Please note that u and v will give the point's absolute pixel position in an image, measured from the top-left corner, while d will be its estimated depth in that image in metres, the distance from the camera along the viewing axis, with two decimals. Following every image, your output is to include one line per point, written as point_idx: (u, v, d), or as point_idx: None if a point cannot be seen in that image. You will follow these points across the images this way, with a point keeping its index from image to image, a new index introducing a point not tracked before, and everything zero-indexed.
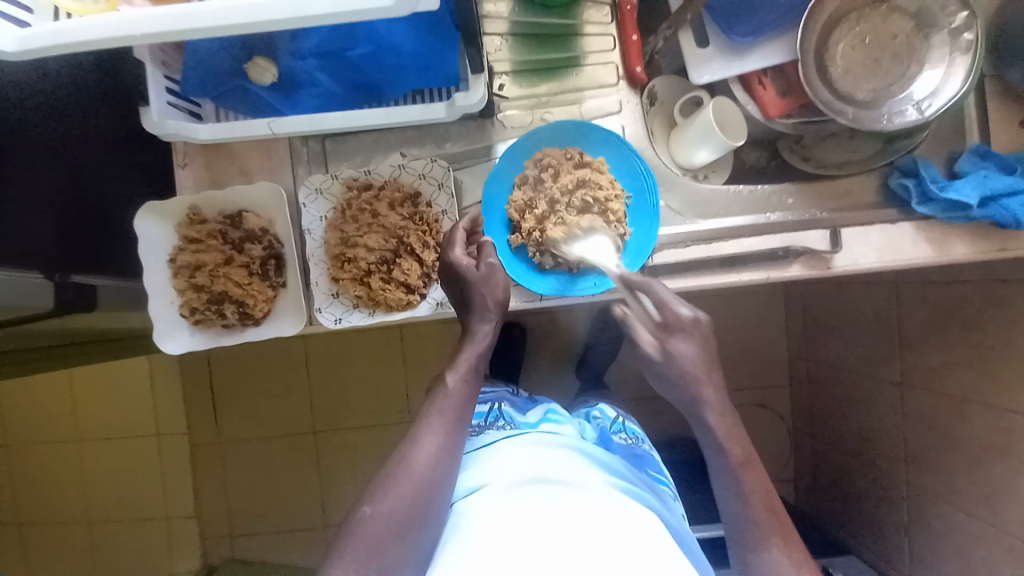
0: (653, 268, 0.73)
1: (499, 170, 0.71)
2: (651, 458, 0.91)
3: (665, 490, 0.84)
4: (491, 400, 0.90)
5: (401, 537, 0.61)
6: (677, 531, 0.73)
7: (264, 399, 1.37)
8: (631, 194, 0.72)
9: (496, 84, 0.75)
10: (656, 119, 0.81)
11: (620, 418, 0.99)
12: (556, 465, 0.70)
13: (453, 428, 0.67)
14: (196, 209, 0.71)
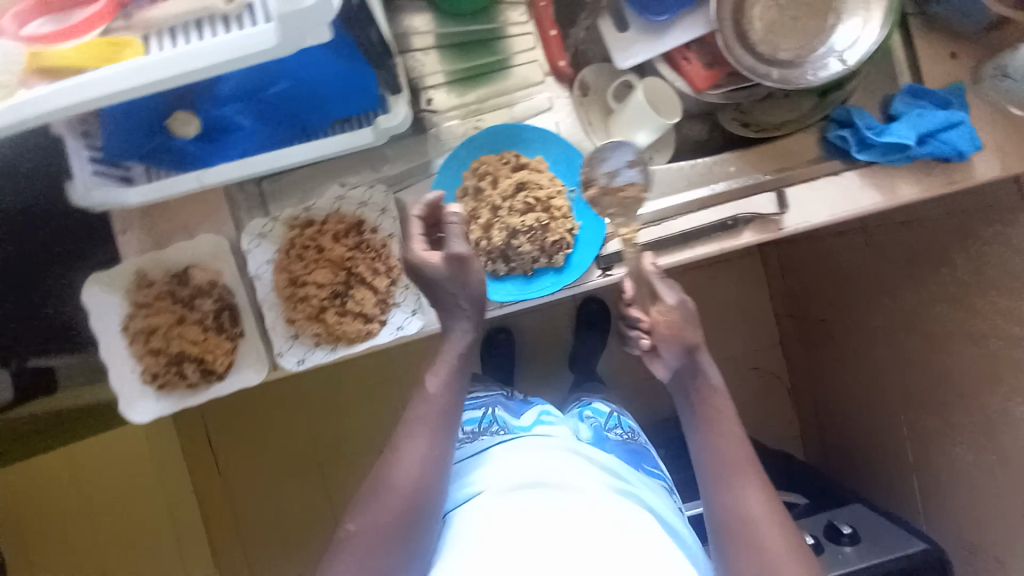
0: (608, 258, 0.71)
1: (439, 185, 0.71)
2: (646, 451, 0.91)
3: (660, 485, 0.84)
4: (485, 405, 0.89)
5: (386, 546, 0.59)
6: (668, 520, 0.72)
7: (264, 443, 1.36)
8: (574, 187, 0.72)
9: (425, 100, 0.73)
10: (592, 108, 0.81)
11: (614, 412, 0.99)
12: (546, 469, 0.70)
13: (436, 434, 0.64)
14: (142, 272, 0.70)
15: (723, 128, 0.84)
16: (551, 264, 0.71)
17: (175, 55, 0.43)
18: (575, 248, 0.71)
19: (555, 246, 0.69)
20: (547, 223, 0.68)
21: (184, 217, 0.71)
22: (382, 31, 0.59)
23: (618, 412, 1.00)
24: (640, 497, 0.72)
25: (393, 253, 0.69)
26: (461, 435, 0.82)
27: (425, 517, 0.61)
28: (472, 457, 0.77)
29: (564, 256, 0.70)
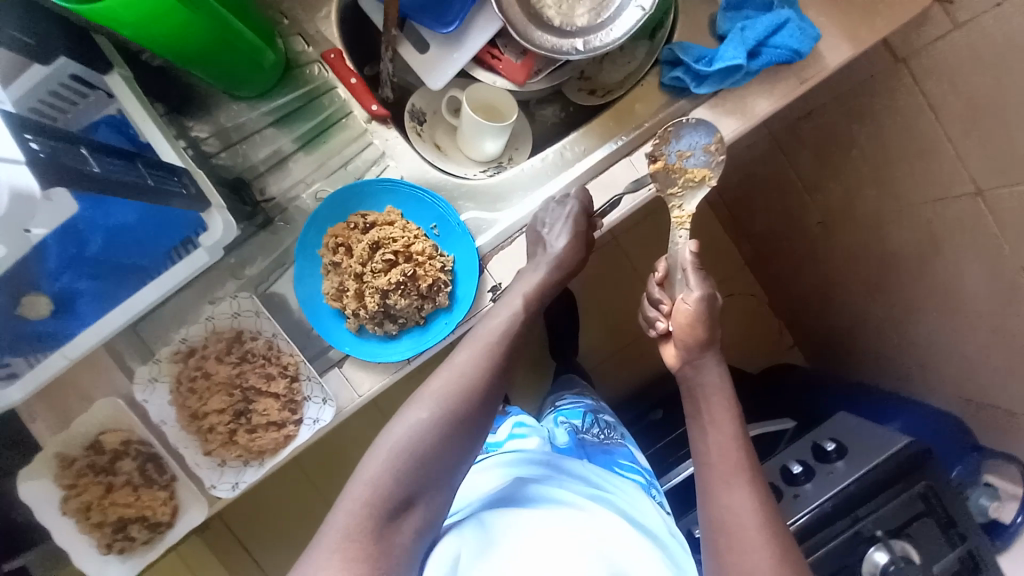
0: (497, 283, 0.71)
1: (303, 270, 0.69)
2: (624, 449, 0.91)
3: (635, 484, 0.80)
4: None
5: (416, 479, 0.51)
6: (657, 532, 0.68)
7: (300, 528, 1.30)
8: (435, 224, 0.70)
9: (261, 191, 0.73)
10: (436, 130, 0.79)
11: (593, 412, 1.01)
12: (555, 481, 0.69)
13: (479, 417, 0.57)
14: (62, 454, 0.70)
15: (574, 102, 0.82)
16: (439, 306, 0.69)
17: None
18: (457, 282, 0.69)
19: (433, 288, 0.67)
20: (416, 271, 0.66)
21: (81, 386, 0.71)
22: (169, 157, 0.58)
23: (596, 411, 1.02)
24: (623, 507, 0.69)
25: (282, 351, 0.68)
26: None
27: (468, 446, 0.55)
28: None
29: (447, 294, 0.68)
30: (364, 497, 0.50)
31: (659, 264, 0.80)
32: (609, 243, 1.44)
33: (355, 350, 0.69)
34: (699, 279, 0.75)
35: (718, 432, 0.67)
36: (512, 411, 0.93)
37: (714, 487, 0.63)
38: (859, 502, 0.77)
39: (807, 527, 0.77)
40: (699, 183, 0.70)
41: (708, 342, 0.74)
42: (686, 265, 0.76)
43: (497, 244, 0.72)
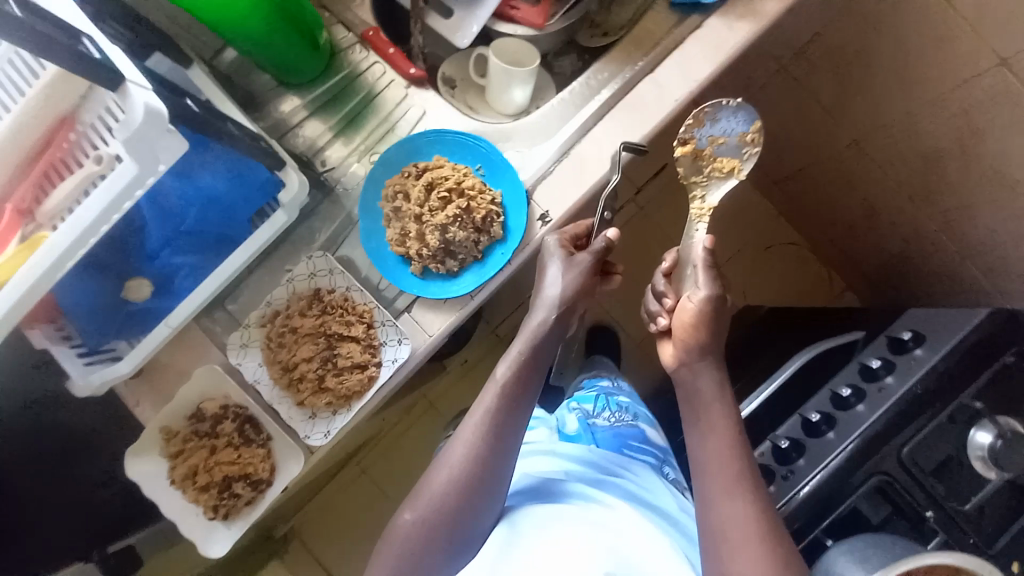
0: (546, 213, 0.74)
1: (367, 223, 0.74)
2: (635, 430, 0.98)
3: (647, 469, 0.88)
4: None
5: (444, 525, 0.70)
6: (666, 507, 0.80)
7: None
8: (480, 165, 0.75)
9: (322, 162, 0.79)
10: (465, 94, 0.85)
11: (607, 398, 1.06)
12: (568, 476, 0.80)
13: (462, 494, 0.70)
14: (166, 427, 0.75)
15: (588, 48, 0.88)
16: (493, 240, 0.73)
17: (69, 221, 0.48)
18: (507, 214, 0.74)
19: (486, 221, 0.72)
20: (470, 206, 0.71)
21: (176, 366, 0.76)
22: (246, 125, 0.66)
23: (609, 395, 1.07)
24: (636, 491, 0.80)
25: (357, 300, 0.73)
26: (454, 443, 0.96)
27: (485, 493, 0.71)
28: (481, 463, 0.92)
29: (500, 225, 0.72)
30: (408, 536, 0.71)
31: (669, 253, 0.75)
32: (638, 212, 1.46)
33: (422, 291, 0.73)
34: (709, 278, 0.70)
35: (717, 438, 0.66)
36: None
37: (714, 495, 0.64)
38: (955, 384, 0.72)
39: (901, 415, 0.72)
40: (727, 174, 0.79)
41: (709, 346, 0.69)
42: (698, 260, 0.71)
43: (538, 175, 0.75)
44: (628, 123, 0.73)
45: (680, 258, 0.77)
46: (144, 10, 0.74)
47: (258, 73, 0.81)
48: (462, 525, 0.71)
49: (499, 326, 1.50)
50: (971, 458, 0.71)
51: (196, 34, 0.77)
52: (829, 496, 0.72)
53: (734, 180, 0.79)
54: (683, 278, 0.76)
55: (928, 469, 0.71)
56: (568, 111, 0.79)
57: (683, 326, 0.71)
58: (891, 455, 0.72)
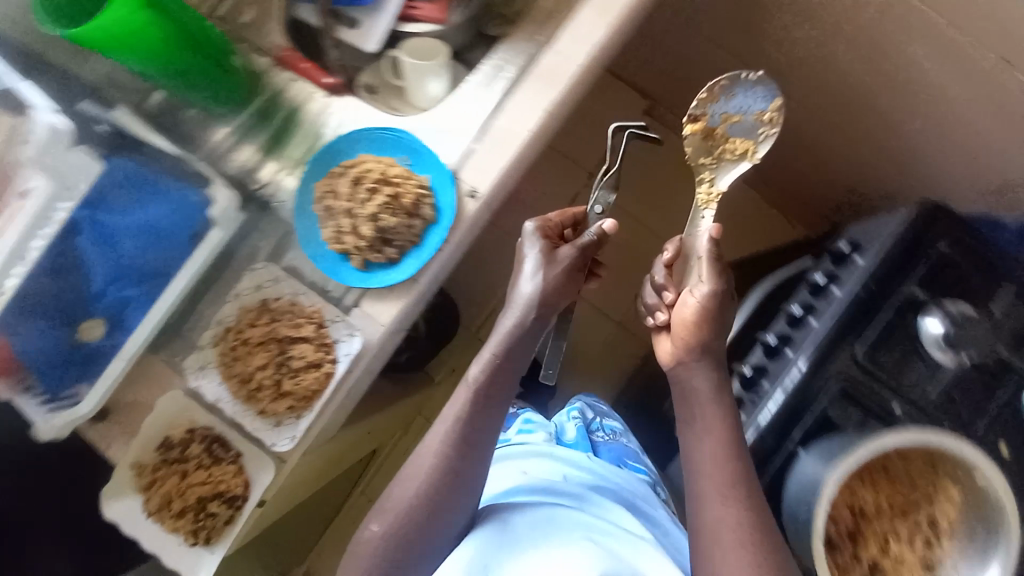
0: (473, 189, 0.76)
1: (302, 227, 0.76)
2: (626, 448, 1.08)
3: (636, 479, 0.98)
4: None
5: (426, 526, 0.76)
6: (654, 512, 0.91)
7: None
8: (405, 155, 0.78)
9: (260, 185, 0.79)
10: (387, 98, 0.88)
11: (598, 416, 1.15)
12: (565, 478, 0.88)
13: (438, 500, 0.76)
14: (137, 461, 0.75)
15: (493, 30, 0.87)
16: (427, 223, 0.74)
17: None
18: (436, 195, 0.75)
19: (416, 206, 0.74)
20: (397, 194, 0.73)
21: (144, 405, 0.77)
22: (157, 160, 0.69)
23: (603, 415, 1.16)
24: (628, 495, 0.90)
25: (304, 304, 0.74)
26: None
27: (464, 490, 0.77)
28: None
29: (430, 207, 0.74)
30: (387, 537, 0.76)
31: (670, 245, 0.79)
32: (595, 198, 1.49)
33: (366, 282, 0.74)
34: (712, 273, 0.73)
35: (712, 440, 0.70)
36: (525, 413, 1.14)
37: (710, 493, 0.68)
38: (897, 280, 0.74)
39: (852, 321, 0.73)
40: (741, 156, 0.85)
41: (708, 346, 0.72)
42: (704, 253, 0.74)
43: (461, 156, 0.77)
44: (537, 93, 0.76)
45: (684, 250, 0.81)
46: (76, 70, 0.78)
47: (187, 108, 0.81)
48: (439, 525, 0.76)
49: (480, 329, 1.52)
50: (928, 349, 0.72)
51: (123, 85, 0.79)
52: (800, 411, 0.72)
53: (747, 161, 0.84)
54: (685, 268, 0.80)
55: (890, 368, 0.72)
56: (481, 89, 0.79)
57: (678, 318, 0.75)
58: (852, 361, 0.72)
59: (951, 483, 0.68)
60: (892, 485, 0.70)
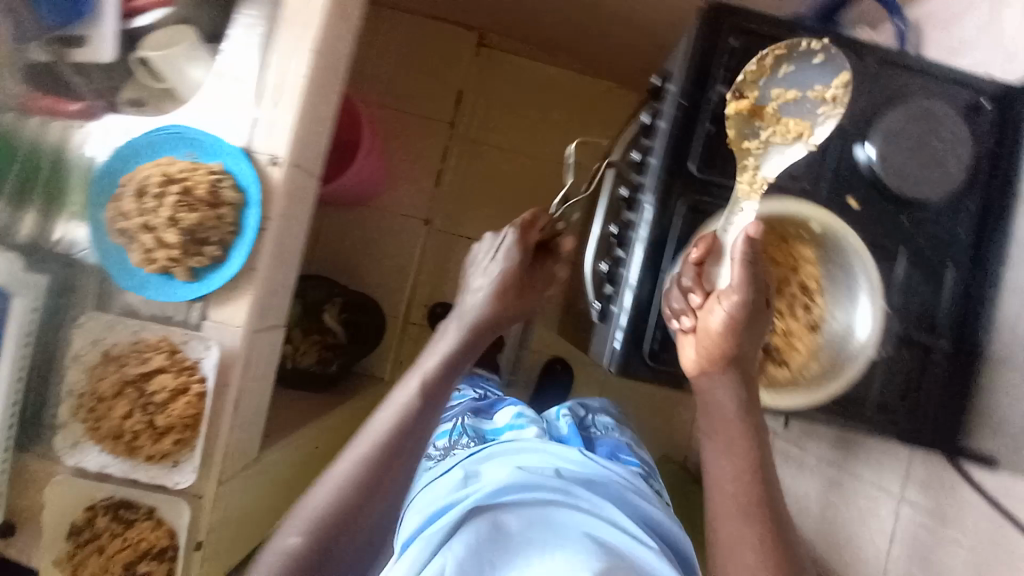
0: (270, 155, 0.69)
1: (112, 266, 0.68)
2: (621, 442, 1.02)
3: (631, 472, 0.91)
4: (455, 415, 1.01)
5: (344, 537, 0.58)
6: (655, 507, 0.83)
7: None
8: (183, 147, 0.69)
9: (58, 240, 0.73)
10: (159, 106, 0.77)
11: (590, 416, 1.07)
12: (562, 472, 0.80)
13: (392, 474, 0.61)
14: (53, 558, 0.71)
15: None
16: (236, 207, 0.68)
17: None
18: (234, 173, 0.68)
19: (215, 192, 0.67)
20: (188, 188, 0.66)
21: (40, 507, 0.73)
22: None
23: (594, 414, 1.08)
24: (629, 494, 0.81)
25: (148, 338, 0.69)
26: (435, 452, 0.96)
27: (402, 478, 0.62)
28: (453, 467, 0.83)
29: (230, 189, 0.67)
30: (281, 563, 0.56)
31: (698, 241, 0.64)
32: (465, 144, 1.45)
33: (199, 292, 0.68)
34: (744, 275, 0.61)
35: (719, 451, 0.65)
36: (509, 400, 1.05)
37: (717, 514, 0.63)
38: (700, 85, 0.72)
39: (675, 142, 0.72)
40: (794, 140, 0.70)
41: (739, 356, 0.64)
42: (737, 254, 0.61)
43: (246, 129, 0.69)
44: (290, 35, 0.69)
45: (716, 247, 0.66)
46: None
47: None
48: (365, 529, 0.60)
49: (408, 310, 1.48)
50: (750, 139, 0.71)
51: None
52: (661, 243, 0.73)
53: (802, 145, 0.70)
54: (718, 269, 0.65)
55: (724, 173, 0.72)
56: (240, 50, 0.70)
57: (712, 333, 0.64)
58: (688, 179, 0.72)
59: (798, 237, 0.67)
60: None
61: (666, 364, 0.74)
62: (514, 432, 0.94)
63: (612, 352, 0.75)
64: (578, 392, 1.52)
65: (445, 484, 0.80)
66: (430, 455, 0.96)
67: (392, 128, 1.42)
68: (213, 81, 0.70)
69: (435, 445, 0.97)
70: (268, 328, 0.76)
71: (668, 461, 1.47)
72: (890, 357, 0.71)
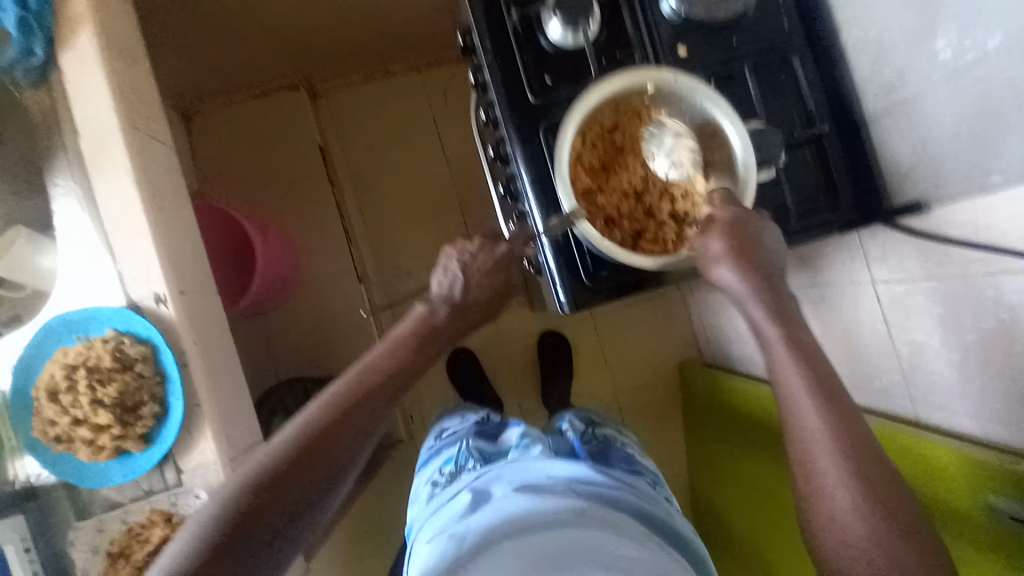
0: (158, 295, 0.69)
1: (71, 472, 0.67)
2: (646, 477, 0.80)
3: (633, 478, 0.77)
4: (458, 441, 0.83)
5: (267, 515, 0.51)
6: (660, 499, 0.75)
7: None
8: (73, 334, 0.68)
9: (14, 480, 0.70)
10: (33, 310, 0.74)
11: (591, 429, 0.93)
12: (575, 490, 0.65)
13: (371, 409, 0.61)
14: None
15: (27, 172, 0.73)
16: (147, 357, 0.67)
17: None
18: (131, 330, 0.68)
19: (120, 355, 0.66)
20: (93, 364, 0.65)
21: None
22: None
23: (594, 428, 0.94)
24: (643, 506, 0.69)
25: (140, 517, 0.69)
26: (440, 478, 0.77)
27: (331, 453, 0.56)
28: (459, 492, 0.69)
29: (134, 345, 0.67)
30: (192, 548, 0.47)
31: None
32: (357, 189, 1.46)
33: (160, 449, 0.67)
34: None
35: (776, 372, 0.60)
36: (515, 422, 0.87)
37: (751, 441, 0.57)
38: (498, 26, 0.74)
39: (504, 84, 0.73)
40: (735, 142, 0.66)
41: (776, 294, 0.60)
42: None
43: (124, 286, 0.69)
44: (111, 183, 0.69)
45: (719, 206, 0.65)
46: None
47: None
48: (275, 532, 0.51)
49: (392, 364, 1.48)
50: (568, 48, 0.74)
51: None
52: (544, 173, 0.72)
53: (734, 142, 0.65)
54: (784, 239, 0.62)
55: (565, 87, 0.74)
56: (75, 223, 0.70)
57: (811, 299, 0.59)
58: (532, 109, 0.73)
59: (645, 112, 0.70)
60: (619, 156, 0.71)
61: (607, 282, 0.73)
62: (519, 452, 0.74)
63: (560, 301, 0.75)
64: (578, 348, 1.53)
65: (450, 512, 0.66)
66: (434, 482, 0.77)
67: (283, 212, 1.40)
68: (66, 262, 0.70)
69: (439, 474, 0.78)
70: (247, 447, 0.75)
71: (688, 364, 1.49)
72: (789, 165, 0.74)
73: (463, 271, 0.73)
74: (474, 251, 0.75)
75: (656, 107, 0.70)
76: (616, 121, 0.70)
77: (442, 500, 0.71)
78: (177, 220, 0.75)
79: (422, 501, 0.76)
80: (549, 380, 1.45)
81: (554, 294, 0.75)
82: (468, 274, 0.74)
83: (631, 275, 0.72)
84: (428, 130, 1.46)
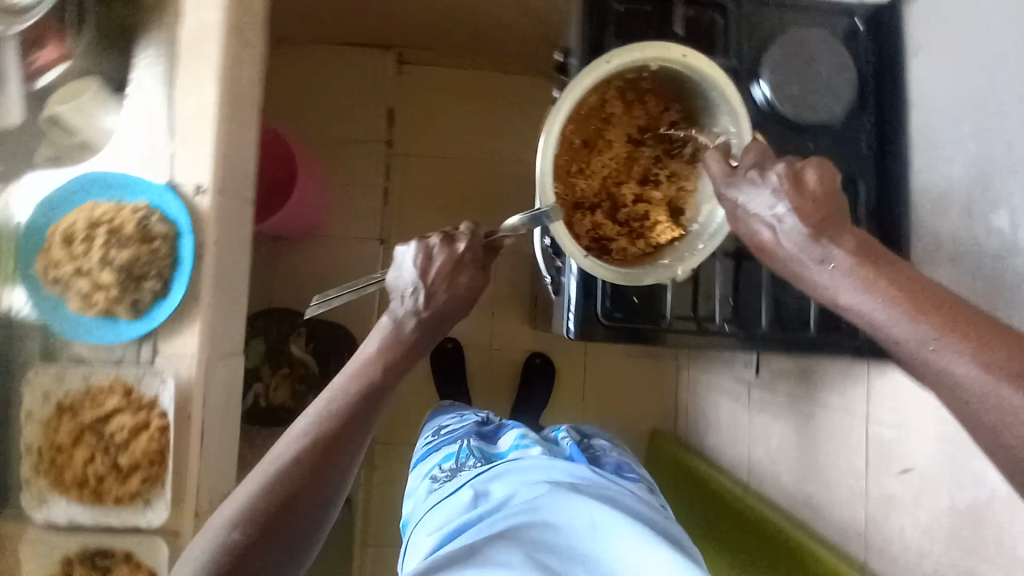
0: (199, 186, 0.71)
1: (57, 316, 0.68)
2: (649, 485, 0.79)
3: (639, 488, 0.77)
4: (459, 437, 0.82)
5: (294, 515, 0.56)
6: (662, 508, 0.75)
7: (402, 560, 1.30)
8: (110, 190, 0.70)
9: None
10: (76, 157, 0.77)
11: (585, 438, 0.88)
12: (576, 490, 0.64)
13: (361, 417, 0.62)
14: None
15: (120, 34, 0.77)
16: (168, 237, 0.68)
17: None
18: (163, 207, 0.70)
19: (143, 227, 0.68)
20: (116, 226, 0.67)
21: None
22: None
23: (588, 438, 0.88)
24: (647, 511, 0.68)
25: (101, 381, 0.69)
26: (439, 475, 0.76)
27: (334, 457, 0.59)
28: (461, 487, 0.68)
29: (160, 222, 0.68)
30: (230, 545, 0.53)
31: None
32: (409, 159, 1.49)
33: (148, 323, 0.68)
34: None
35: None
36: (509, 423, 0.87)
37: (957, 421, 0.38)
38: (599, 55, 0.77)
39: None
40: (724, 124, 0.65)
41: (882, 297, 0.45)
42: None
43: (172, 166, 0.71)
44: (197, 72, 0.72)
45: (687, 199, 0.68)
46: None
47: None
48: (299, 529, 0.57)
49: None
50: None
51: None
52: None
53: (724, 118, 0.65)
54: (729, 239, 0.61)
55: None
56: (153, 97, 0.73)
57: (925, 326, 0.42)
58: None
59: (638, 83, 0.69)
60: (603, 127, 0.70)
61: (619, 324, 0.74)
62: (519, 452, 0.74)
63: (568, 327, 0.76)
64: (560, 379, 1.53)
65: (451, 507, 0.66)
66: (433, 479, 0.76)
67: (335, 155, 1.43)
68: (130, 126, 0.72)
69: (439, 470, 0.77)
70: (225, 358, 0.76)
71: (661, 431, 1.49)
72: None
73: (420, 276, 0.64)
74: (431, 252, 0.64)
75: (651, 80, 0.69)
76: (604, 92, 0.68)
77: (442, 493, 0.71)
78: (243, 125, 0.78)
79: (420, 495, 0.76)
80: (524, 400, 1.45)
81: (565, 319, 0.76)
82: (426, 280, 0.64)
83: (643, 324, 0.74)
84: (494, 127, 1.49)
